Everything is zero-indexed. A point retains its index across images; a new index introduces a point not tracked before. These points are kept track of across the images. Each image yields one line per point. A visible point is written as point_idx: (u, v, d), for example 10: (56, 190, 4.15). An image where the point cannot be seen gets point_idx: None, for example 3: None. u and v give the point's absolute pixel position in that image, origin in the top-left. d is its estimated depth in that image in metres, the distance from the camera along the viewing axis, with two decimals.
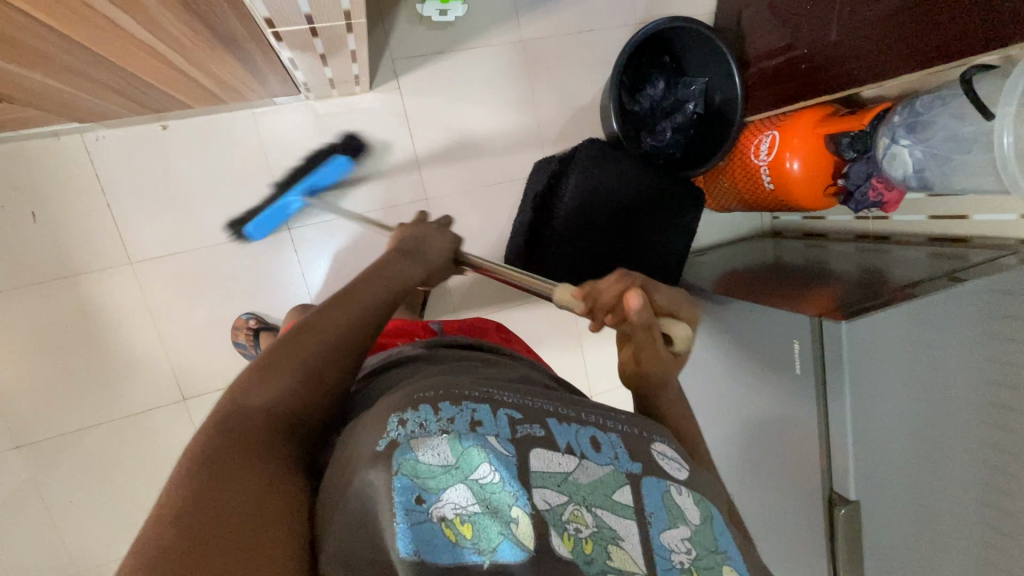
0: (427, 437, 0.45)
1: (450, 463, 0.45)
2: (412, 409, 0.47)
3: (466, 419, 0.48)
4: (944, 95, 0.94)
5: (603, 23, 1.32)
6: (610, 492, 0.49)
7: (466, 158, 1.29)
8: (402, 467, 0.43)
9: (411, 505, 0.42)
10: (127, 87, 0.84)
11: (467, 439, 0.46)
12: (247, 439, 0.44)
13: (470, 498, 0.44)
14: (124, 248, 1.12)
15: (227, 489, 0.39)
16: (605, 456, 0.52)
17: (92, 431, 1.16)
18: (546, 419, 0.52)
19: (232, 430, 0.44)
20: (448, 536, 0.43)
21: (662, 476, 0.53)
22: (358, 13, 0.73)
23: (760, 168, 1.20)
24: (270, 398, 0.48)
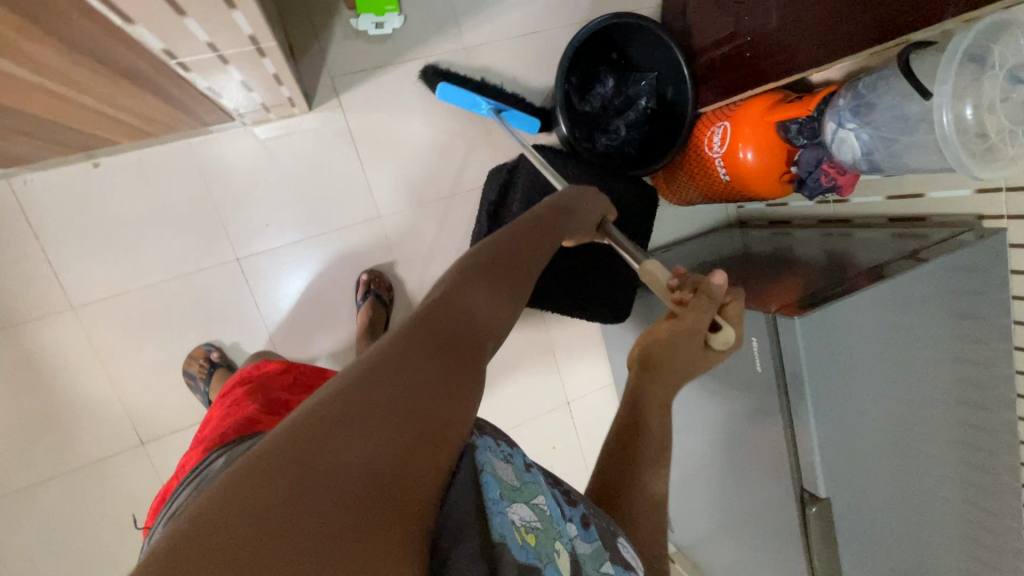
0: (498, 458, 0.47)
1: (516, 483, 0.46)
2: (479, 433, 0.48)
3: (520, 457, 0.51)
4: (886, 76, 0.92)
5: (545, 24, 1.30)
6: (597, 566, 0.50)
7: (418, 172, 1.26)
8: (487, 467, 0.43)
9: (497, 498, 0.42)
10: (40, 129, 0.80)
11: (527, 475, 0.49)
12: (440, 339, 0.43)
13: (534, 516, 0.45)
14: (65, 293, 1.08)
15: (405, 382, 0.37)
16: (592, 533, 0.52)
17: (46, 486, 1.11)
18: (553, 479, 0.56)
19: (429, 322, 0.44)
20: (521, 538, 0.42)
21: (627, 567, 0.52)
22: (266, 37, 0.70)
23: (715, 160, 1.19)
24: (466, 309, 0.48)
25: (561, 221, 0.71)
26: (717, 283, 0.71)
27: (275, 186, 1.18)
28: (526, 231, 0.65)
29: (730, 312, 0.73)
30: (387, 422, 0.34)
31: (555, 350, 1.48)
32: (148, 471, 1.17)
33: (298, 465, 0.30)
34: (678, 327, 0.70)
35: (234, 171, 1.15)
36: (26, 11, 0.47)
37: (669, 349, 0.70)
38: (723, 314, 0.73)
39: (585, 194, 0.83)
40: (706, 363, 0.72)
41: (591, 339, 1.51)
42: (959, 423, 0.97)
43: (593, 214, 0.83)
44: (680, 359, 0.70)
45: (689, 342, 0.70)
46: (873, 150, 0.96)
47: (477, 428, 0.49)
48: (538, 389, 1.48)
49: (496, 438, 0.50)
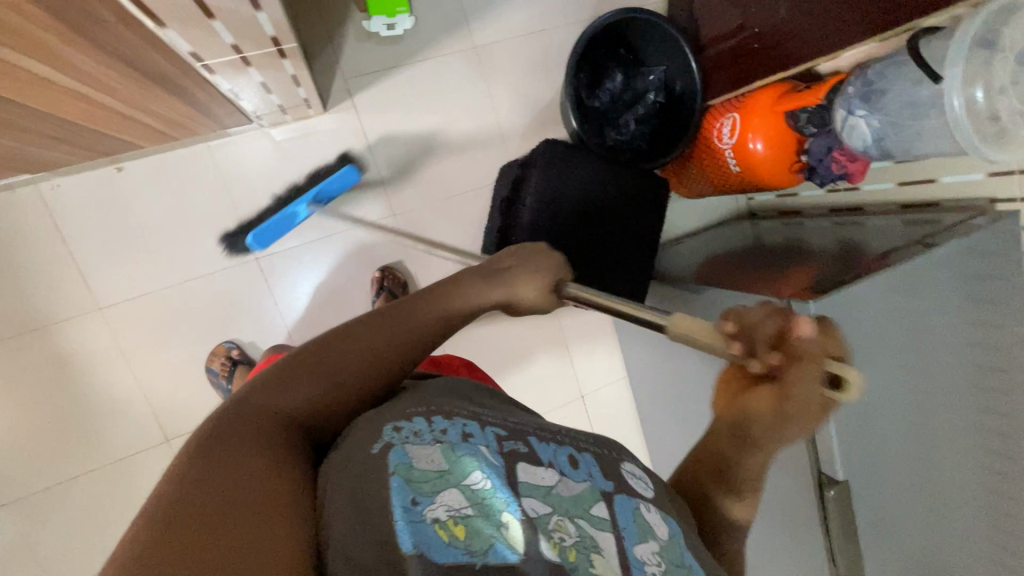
0: (422, 444, 0.48)
1: (443, 469, 0.47)
2: (407, 422, 0.50)
3: (458, 429, 0.51)
4: (896, 61, 0.93)
5: (553, 22, 1.31)
6: (588, 506, 0.51)
7: (430, 170, 1.29)
8: (398, 467, 0.46)
9: (408, 504, 0.43)
10: (70, 134, 0.83)
11: (461, 448, 0.49)
12: (248, 436, 0.47)
13: (464, 501, 0.45)
14: (92, 294, 1.11)
15: (211, 489, 0.41)
16: (582, 473, 0.55)
17: (76, 482, 1.14)
18: (525, 437, 0.55)
19: (231, 431, 0.47)
20: (445, 536, 0.43)
21: (631, 495, 0.56)
22: (287, 37, 0.72)
23: (725, 152, 1.20)
24: (280, 404, 0.52)
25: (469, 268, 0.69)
26: (809, 331, 0.49)
27: (291, 186, 1.20)
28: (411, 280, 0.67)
29: (835, 347, 0.50)
30: (209, 519, 0.38)
31: (568, 344, 1.50)
32: None
33: None
34: (789, 407, 0.51)
35: (252, 173, 1.17)
36: (68, 16, 0.49)
37: (769, 424, 0.54)
38: (834, 356, 0.50)
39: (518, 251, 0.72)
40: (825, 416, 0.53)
41: (605, 332, 1.52)
42: (976, 407, 0.97)
43: (544, 265, 0.70)
44: (792, 431, 0.54)
45: (790, 414, 0.52)
46: (884, 136, 0.96)
47: (407, 419, 0.51)
48: (553, 383, 1.50)
49: (428, 418, 0.51)
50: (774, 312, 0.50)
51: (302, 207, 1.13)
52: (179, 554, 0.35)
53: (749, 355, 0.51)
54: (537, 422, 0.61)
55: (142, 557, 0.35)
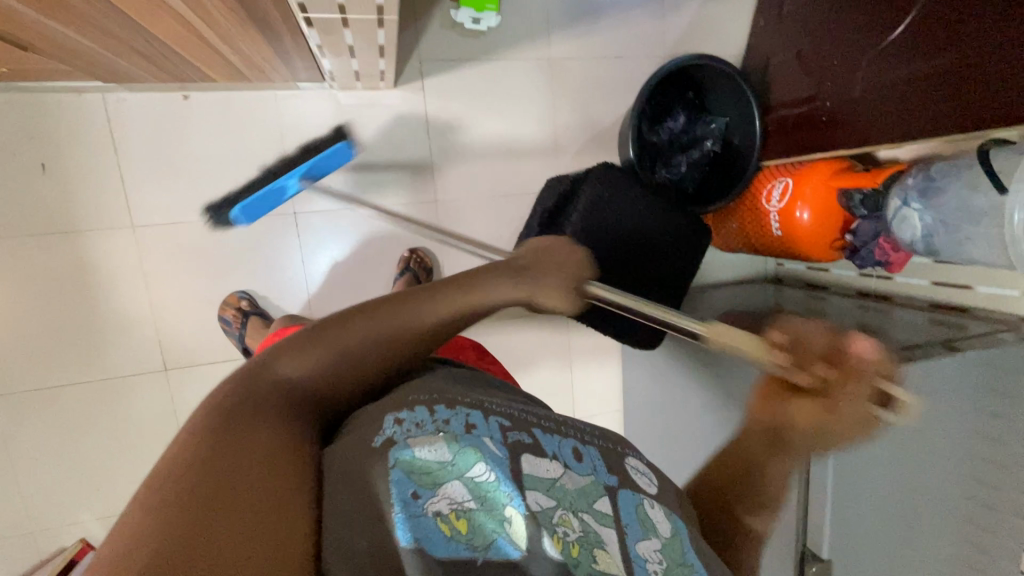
0: (424, 435, 0.49)
1: (446, 460, 0.48)
2: (409, 412, 0.51)
3: (461, 419, 0.52)
4: (960, 164, 0.94)
5: (630, 52, 1.34)
6: (592, 500, 0.54)
7: (480, 165, 1.30)
8: (401, 460, 0.47)
9: (410, 496, 0.45)
10: (155, 52, 0.84)
11: (464, 439, 0.49)
12: (261, 412, 0.47)
13: (466, 494, 0.47)
14: (129, 211, 1.12)
15: (233, 455, 0.41)
16: (586, 468, 0.56)
17: (70, 390, 1.14)
18: (530, 429, 0.56)
19: (246, 400, 0.47)
20: (444, 530, 0.45)
21: (634, 489, 0.58)
22: (391, 9, 0.74)
23: (770, 214, 1.21)
24: (288, 379, 0.51)
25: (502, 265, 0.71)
26: None
27: None
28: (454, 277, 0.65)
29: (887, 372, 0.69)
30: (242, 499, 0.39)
31: (572, 366, 1.50)
32: (168, 397, 1.19)
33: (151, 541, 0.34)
34: None
35: (310, 129, 1.18)
36: None
37: None
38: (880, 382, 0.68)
39: (552, 248, 0.78)
40: None
41: (610, 361, 1.52)
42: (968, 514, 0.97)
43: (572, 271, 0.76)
44: None
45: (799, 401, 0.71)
46: (934, 234, 0.97)
47: (407, 408, 0.51)
48: (550, 399, 1.50)
49: (430, 408, 0.52)
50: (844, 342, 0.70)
51: (293, 180, 1.09)
52: (204, 504, 0.37)
53: (828, 381, 0.68)
54: (544, 412, 0.61)
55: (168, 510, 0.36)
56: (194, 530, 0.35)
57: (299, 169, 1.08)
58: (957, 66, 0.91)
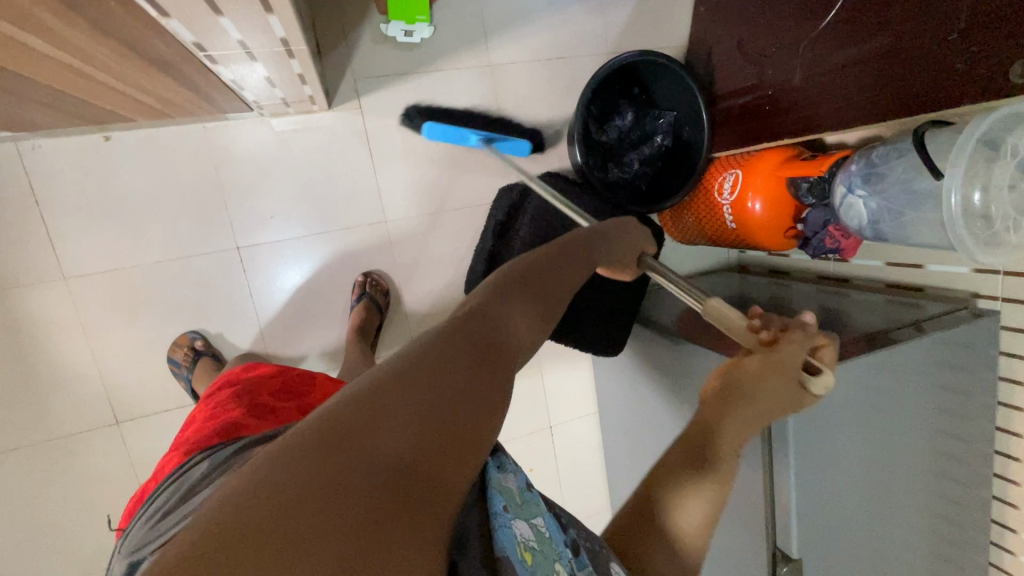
0: (508, 469, 0.50)
1: (517, 497, 0.49)
2: (498, 450, 0.51)
3: (524, 473, 0.53)
4: (899, 148, 0.93)
5: (572, 52, 1.32)
6: None
7: (428, 181, 1.27)
8: (494, 480, 0.47)
9: (502, 510, 0.46)
10: (57, 100, 0.79)
11: (532, 488, 0.51)
12: (471, 352, 0.44)
13: (529, 533, 0.47)
14: (59, 262, 1.07)
15: (430, 403, 0.38)
16: (584, 560, 0.51)
17: (15, 454, 1.09)
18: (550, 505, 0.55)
19: (463, 336, 0.45)
20: (519, 555, 0.44)
21: None
22: (298, 39, 0.71)
23: (723, 207, 1.20)
24: (499, 326, 0.49)
25: (597, 246, 0.72)
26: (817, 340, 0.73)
27: (285, 178, 1.17)
28: (566, 254, 0.65)
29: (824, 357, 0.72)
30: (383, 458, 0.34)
31: (543, 374, 1.48)
32: (121, 450, 1.15)
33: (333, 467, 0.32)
34: (770, 360, 0.68)
35: (245, 160, 1.14)
36: (75, 5, 0.48)
37: (755, 376, 0.67)
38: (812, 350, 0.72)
39: (623, 224, 0.81)
40: (791, 400, 0.68)
41: (580, 365, 1.51)
42: (933, 494, 0.98)
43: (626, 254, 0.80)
44: (771, 395, 0.67)
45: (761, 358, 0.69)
46: (880, 220, 0.97)
47: (494, 444, 0.51)
48: (522, 409, 1.48)
49: (506, 451, 0.52)
50: (790, 320, 0.75)
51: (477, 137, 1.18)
52: (384, 444, 0.35)
53: (761, 330, 0.72)
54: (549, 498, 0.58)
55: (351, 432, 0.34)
56: (361, 472, 0.33)
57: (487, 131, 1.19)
58: (894, 50, 0.90)
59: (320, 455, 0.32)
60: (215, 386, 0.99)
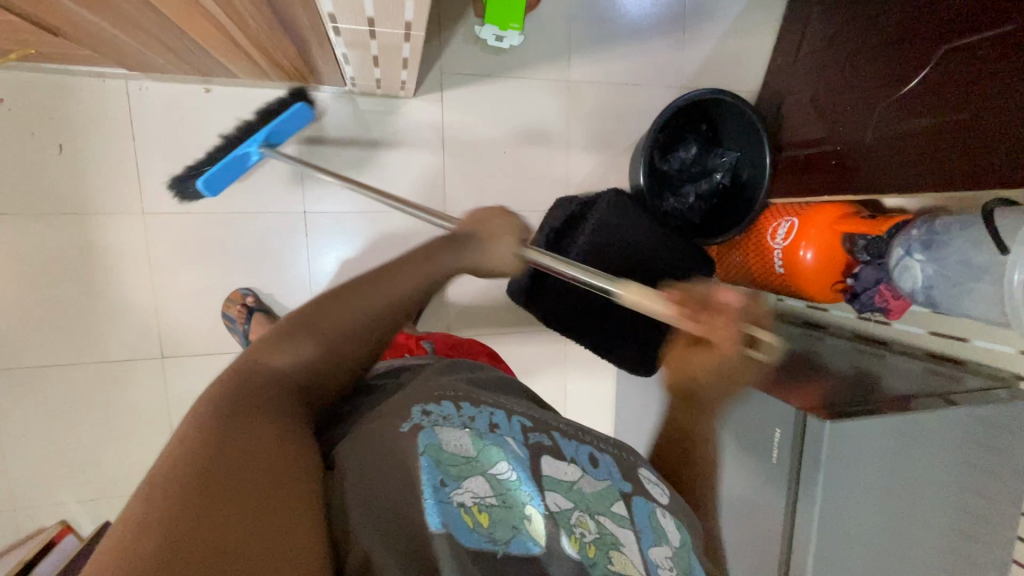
0: (452, 428, 0.50)
1: (470, 455, 0.49)
2: (436, 407, 0.52)
3: (484, 419, 0.53)
4: (964, 221, 0.96)
5: (648, 80, 1.36)
6: (610, 504, 0.56)
7: (491, 179, 1.31)
8: (427, 447, 0.47)
9: (437, 485, 0.46)
10: (182, 47, 0.86)
11: (488, 438, 0.51)
12: (258, 406, 0.45)
13: (488, 490, 0.48)
14: (140, 197, 1.13)
15: (233, 461, 0.39)
16: (601, 473, 0.58)
17: (64, 370, 1.14)
18: (549, 431, 0.58)
19: (250, 390, 0.46)
20: (469, 521, 0.46)
21: (648, 498, 0.60)
22: (419, 25, 0.76)
23: (774, 251, 1.22)
24: (286, 364, 0.50)
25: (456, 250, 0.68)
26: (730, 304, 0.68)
27: (359, 155, 1.23)
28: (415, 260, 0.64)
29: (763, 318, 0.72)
30: (248, 499, 0.37)
31: (566, 385, 1.50)
32: (161, 385, 1.19)
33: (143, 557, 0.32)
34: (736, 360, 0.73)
35: (326, 130, 1.20)
36: None
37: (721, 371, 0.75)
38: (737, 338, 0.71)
39: (493, 219, 0.75)
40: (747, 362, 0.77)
41: (605, 382, 1.52)
42: (949, 566, 0.97)
43: (510, 242, 0.75)
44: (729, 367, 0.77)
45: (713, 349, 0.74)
46: (934, 286, 0.99)
47: (435, 402, 0.53)
48: None
49: (456, 404, 0.53)
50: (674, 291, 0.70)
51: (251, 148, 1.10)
52: (195, 515, 0.35)
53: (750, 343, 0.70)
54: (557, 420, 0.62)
55: (158, 513, 0.34)
56: (184, 541, 0.33)
57: (257, 134, 1.10)
58: (973, 123, 0.92)
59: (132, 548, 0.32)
60: None
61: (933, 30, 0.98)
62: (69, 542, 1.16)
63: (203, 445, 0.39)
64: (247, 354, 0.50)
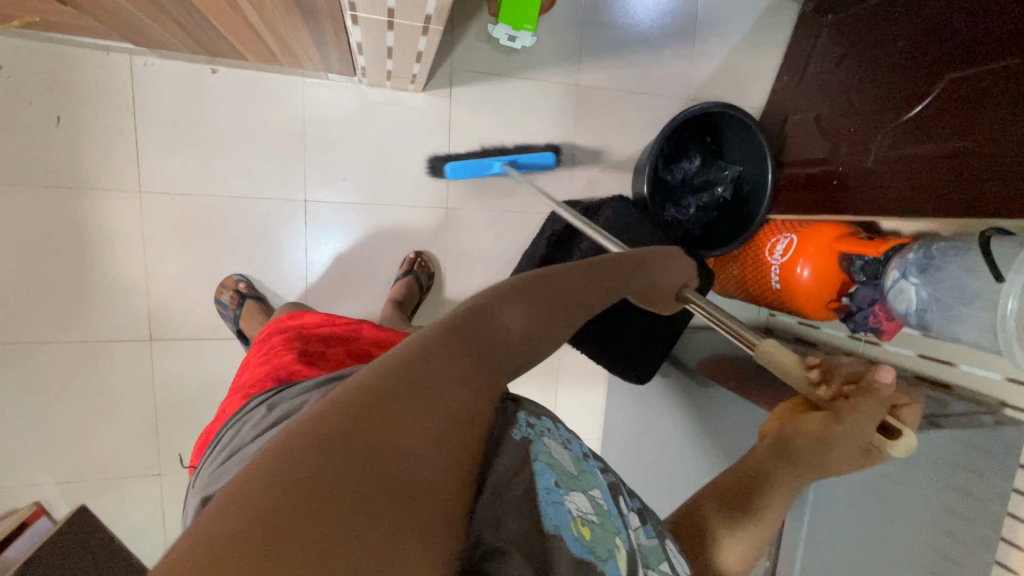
0: (554, 441, 0.48)
1: (574, 472, 0.47)
2: (537, 419, 0.48)
3: (576, 446, 0.52)
4: (959, 247, 0.97)
5: (655, 89, 1.37)
6: (655, 561, 0.51)
7: (495, 179, 1.31)
8: (541, 454, 0.44)
9: (552, 486, 0.43)
10: (193, 25, 0.84)
11: (584, 465, 0.50)
12: (464, 356, 0.41)
13: (590, 508, 0.46)
14: (138, 175, 1.10)
15: (427, 404, 0.36)
16: (650, 530, 0.54)
17: (47, 347, 1.11)
18: (611, 471, 0.56)
19: (464, 337, 0.42)
20: (577, 531, 0.43)
21: (677, 570, 0.53)
22: (438, 20, 0.76)
23: (771, 267, 1.23)
24: (503, 327, 0.46)
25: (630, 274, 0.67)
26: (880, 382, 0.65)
27: (363, 146, 1.21)
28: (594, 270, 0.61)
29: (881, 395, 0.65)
30: (430, 449, 0.34)
31: (557, 389, 1.50)
32: (146, 367, 1.17)
33: (336, 462, 0.29)
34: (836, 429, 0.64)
35: (331, 119, 1.18)
36: None
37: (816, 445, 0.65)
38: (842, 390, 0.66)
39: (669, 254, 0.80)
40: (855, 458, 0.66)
41: (596, 388, 1.52)
42: None
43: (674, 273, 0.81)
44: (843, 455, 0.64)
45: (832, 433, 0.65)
46: (928, 309, 1.00)
47: (536, 415, 0.49)
48: None
49: (553, 423, 0.51)
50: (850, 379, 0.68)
51: (500, 162, 1.21)
52: (386, 445, 0.31)
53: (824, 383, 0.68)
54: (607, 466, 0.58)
55: (354, 424, 0.31)
56: (369, 467, 0.30)
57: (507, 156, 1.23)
58: (974, 152, 0.94)
59: (323, 449, 0.29)
60: (266, 333, 0.96)
61: (939, 57, 1.00)
62: (42, 525, 1.13)
63: (412, 376, 0.36)
64: (475, 298, 0.47)
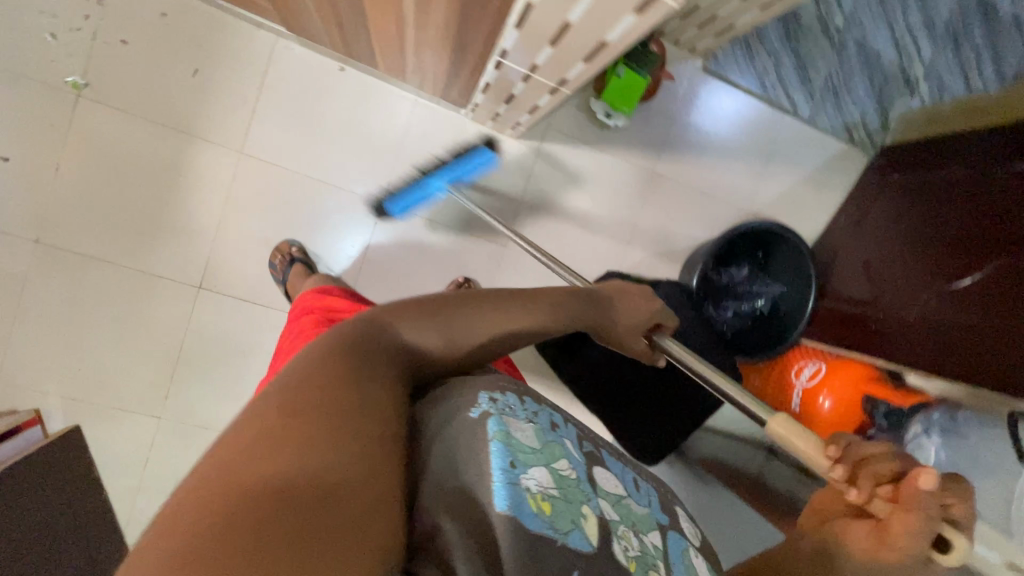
0: (516, 418, 0.52)
1: (535, 446, 0.51)
2: (501, 396, 0.54)
3: (545, 417, 0.56)
4: (985, 421, 1.00)
5: (722, 196, 1.46)
6: (646, 529, 0.55)
7: (556, 233, 1.38)
8: (495, 433, 0.48)
9: (507, 465, 0.47)
10: (350, 28, 0.95)
11: (549, 434, 0.54)
12: (371, 366, 0.47)
13: (550, 481, 0.49)
14: (244, 138, 1.19)
15: (335, 408, 0.41)
16: (643, 498, 0.59)
17: (106, 267, 1.16)
18: (595, 445, 0.61)
19: (365, 349, 0.49)
20: (534, 506, 0.46)
21: (682, 536, 0.59)
22: (570, 85, 0.84)
23: (795, 388, 1.35)
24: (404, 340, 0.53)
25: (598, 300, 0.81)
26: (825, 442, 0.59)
27: None
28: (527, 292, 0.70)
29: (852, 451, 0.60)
30: (350, 449, 0.39)
31: None
32: (187, 311, 1.20)
33: (249, 485, 0.33)
34: None
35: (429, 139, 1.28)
36: None
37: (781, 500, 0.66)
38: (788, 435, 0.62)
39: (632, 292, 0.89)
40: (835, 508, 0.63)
41: None
42: None
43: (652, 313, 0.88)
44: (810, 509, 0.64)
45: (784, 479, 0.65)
46: (943, 471, 1.05)
47: (499, 391, 0.55)
48: None
49: (518, 398, 0.56)
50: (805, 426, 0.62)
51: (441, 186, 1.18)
52: (305, 456, 0.36)
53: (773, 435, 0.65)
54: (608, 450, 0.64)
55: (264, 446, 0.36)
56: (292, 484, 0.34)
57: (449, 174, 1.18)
58: (1008, 327, 0.95)
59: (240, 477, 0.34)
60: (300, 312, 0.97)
61: (984, 228, 1.05)
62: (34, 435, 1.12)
63: (317, 391, 0.42)
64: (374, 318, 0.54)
